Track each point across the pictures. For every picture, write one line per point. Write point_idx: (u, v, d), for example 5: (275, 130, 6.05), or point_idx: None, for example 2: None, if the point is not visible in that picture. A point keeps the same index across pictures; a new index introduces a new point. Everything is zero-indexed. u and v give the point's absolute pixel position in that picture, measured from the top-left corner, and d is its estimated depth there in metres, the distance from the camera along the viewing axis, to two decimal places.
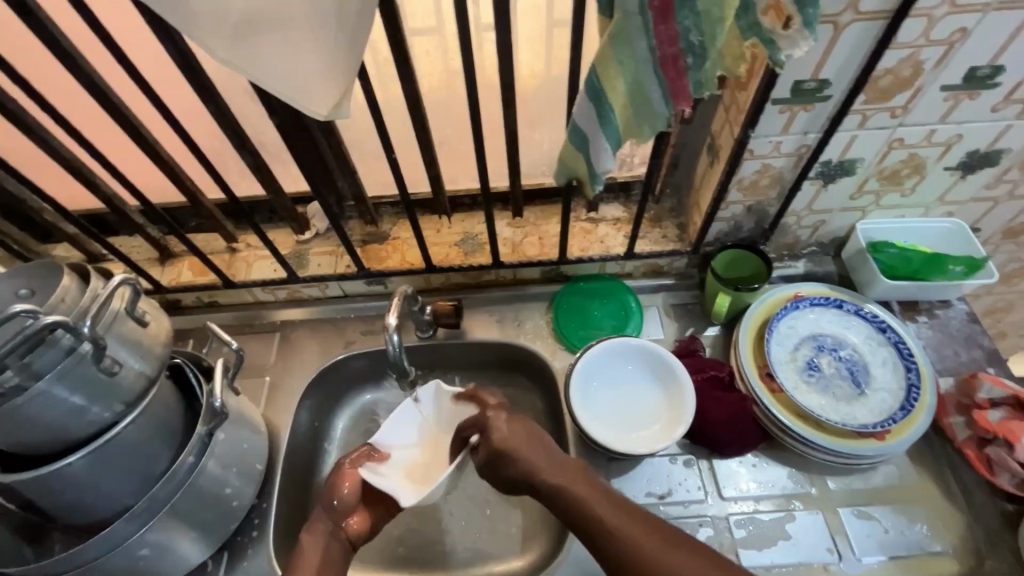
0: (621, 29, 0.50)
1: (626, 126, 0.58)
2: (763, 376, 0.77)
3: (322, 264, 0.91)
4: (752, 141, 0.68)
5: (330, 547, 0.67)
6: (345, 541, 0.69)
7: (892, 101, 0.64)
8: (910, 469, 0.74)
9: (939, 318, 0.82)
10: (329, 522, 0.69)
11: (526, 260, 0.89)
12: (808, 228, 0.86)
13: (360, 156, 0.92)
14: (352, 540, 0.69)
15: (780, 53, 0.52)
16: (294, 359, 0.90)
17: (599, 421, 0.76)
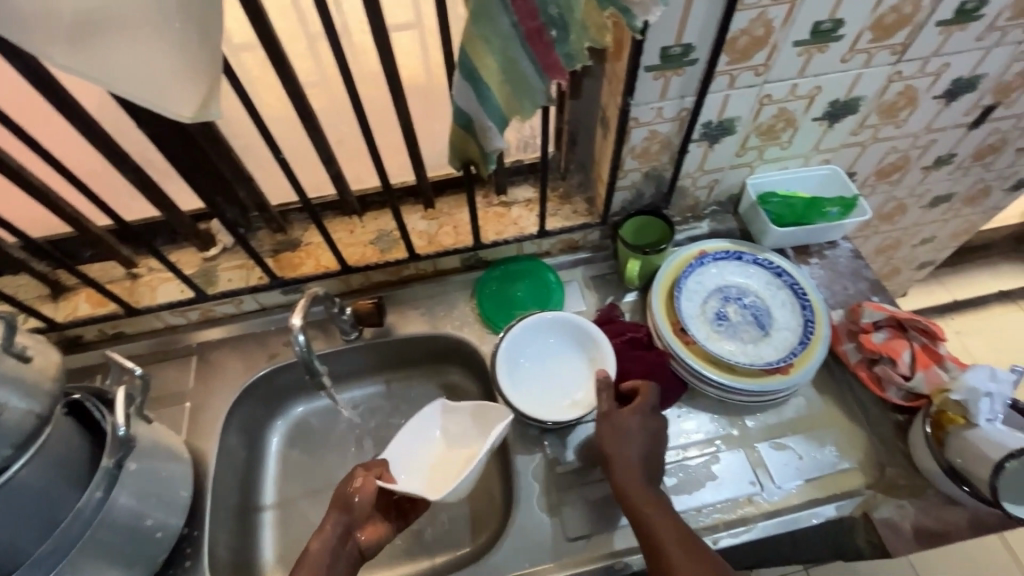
0: (481, 7, 0.51)
1: (507, 103, 0.60)
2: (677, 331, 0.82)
3: (232, 278, 0.88)
4: (635, 109, 0.72)
5: (341, 558, 0.66)
6: (356, 550, 0.68)
7: (753, 60, 0.70)
8: (815, 398, 0.80)
9: (828, 258, 0.89)
10: (339, 526, 0.67)
11: (443, 250, 0.89)
12: (704, 188, 0.91)
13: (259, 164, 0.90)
14: (363, 548, 0.69)
15: (637, 20, 0.55)
16: (215, 380, 0.87)
17: (521, 391, 0.79)
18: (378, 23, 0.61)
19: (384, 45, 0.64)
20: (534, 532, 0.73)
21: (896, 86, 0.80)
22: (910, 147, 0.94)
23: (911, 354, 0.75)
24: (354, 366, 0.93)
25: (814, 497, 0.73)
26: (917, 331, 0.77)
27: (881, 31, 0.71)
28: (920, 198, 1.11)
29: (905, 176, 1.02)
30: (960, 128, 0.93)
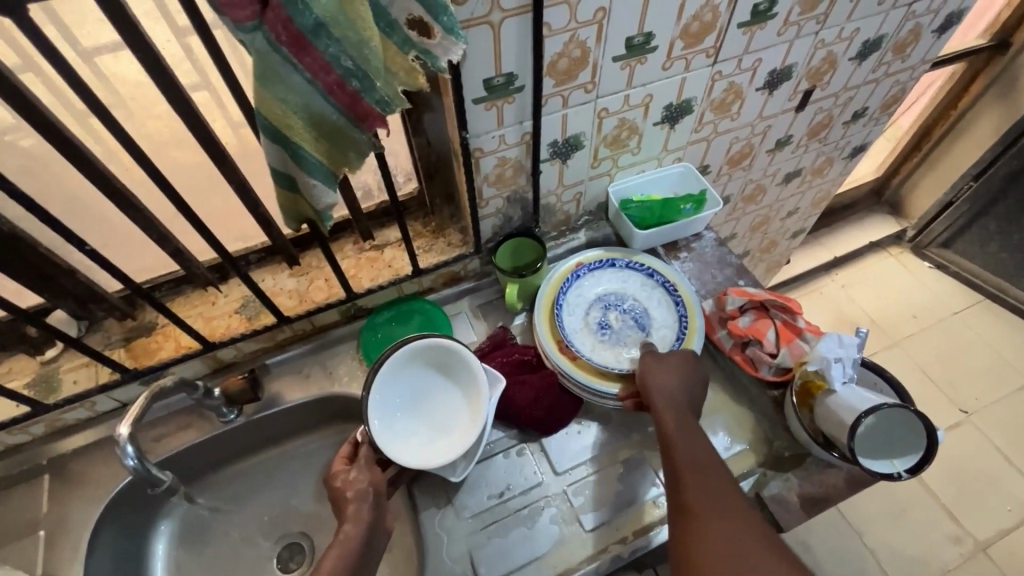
0: (265, 67, 0.49)
1: (327, 157, 0.57)
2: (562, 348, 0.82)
3: (78, 379, 0.79)
4: (475, 140, 0.72)
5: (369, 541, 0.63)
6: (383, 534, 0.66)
7: (578, 79, 0.71)
8: (702, 388, 0.83)
9: (695, 250, 0.94)
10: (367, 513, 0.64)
11: (315, 307, 0.85)
12: (571, 202, 0.93)
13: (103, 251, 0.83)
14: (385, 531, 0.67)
15: (440, 61, 0.54)
16: (73, 495, 0.77)
17: (393, 402, 0.74)
18: (172, 91, 0.57)
19: (187, 111, 0.60)
20: None
21: (720, 84, 0.85)
22: (750, 135, 1.01)
23: (775, 331, 0.79)
24: (245, 444, 0.87)
25: None
26: (777, 309, 0.82)
27: (691, 38, 0.75)
28: (774, 177, 1.19)
29: (754, 160, 1.09)
30: (789, 112, 1.00)
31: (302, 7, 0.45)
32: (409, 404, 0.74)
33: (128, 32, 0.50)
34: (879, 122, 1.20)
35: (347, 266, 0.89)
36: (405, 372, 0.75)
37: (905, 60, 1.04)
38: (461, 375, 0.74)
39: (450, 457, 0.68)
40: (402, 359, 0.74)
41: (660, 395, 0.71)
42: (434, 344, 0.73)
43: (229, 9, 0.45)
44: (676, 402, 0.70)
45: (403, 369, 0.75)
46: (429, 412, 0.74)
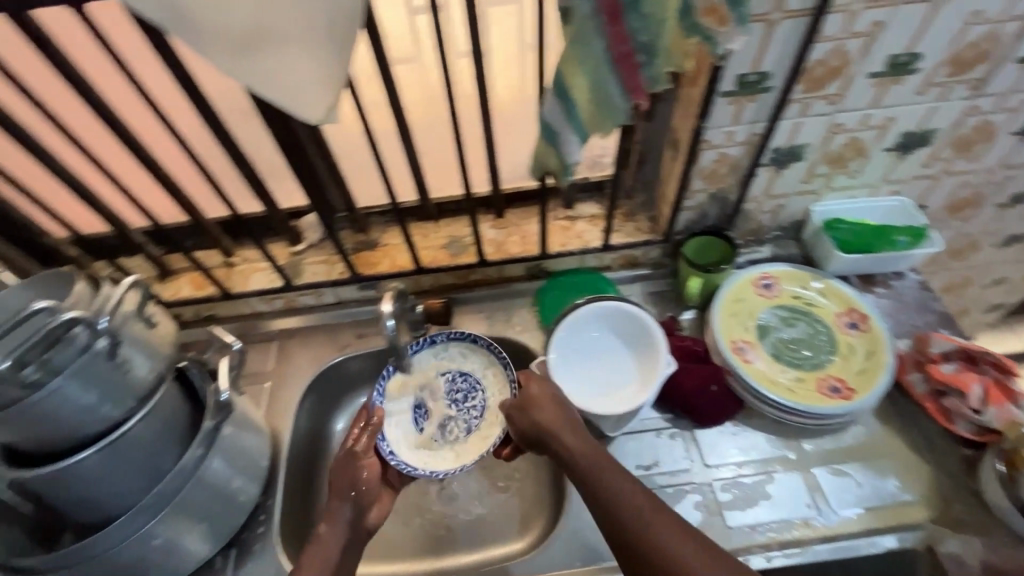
0: (578, 32, 0.57)
1: (590, 119, 0.64)
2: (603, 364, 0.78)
3: (316, 271, 0.95)
4: (707, 131, 0.75)
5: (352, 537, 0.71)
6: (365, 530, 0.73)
7: (826, 90, 0.72)
8: (876, 427, 0.79)
9: (894, 288, 0.89)
10: (349, 510, 0.71)
11: (509, 258, 0.94)
12: (768, 213, 0.93)
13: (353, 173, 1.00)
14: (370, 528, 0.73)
15: (719, 47, 0.60)
16: (291, 363, 0.94)
17: (576, 347, 0.80)
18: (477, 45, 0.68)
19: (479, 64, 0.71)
20: (583, 532, 0.75)
21: (972, 121, 0.80)
22: (983, 183, 0.93)
23: (983, 388, 0.74)
24: None
25: (874, 526, 0.72)
26: (989, 365, 0.76)
27: (960, 66, 0.72)
28: (993, 236, 1.08)
29: (977, 212, 1.00)
30: None
31: None
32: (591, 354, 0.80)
33: None
34: None
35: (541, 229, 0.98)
36: (598, 326, 0.81)
37: None
38: (647, 343, 0.78)
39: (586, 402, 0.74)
40: (599, 312, 0.80)
41: (539, 425, 0.68)
42: (630, 306, 0.79)
43: None
44: (554, 437, 0.67)
45: (596, 322, 0.81)
46: (605, 367, 0.79)
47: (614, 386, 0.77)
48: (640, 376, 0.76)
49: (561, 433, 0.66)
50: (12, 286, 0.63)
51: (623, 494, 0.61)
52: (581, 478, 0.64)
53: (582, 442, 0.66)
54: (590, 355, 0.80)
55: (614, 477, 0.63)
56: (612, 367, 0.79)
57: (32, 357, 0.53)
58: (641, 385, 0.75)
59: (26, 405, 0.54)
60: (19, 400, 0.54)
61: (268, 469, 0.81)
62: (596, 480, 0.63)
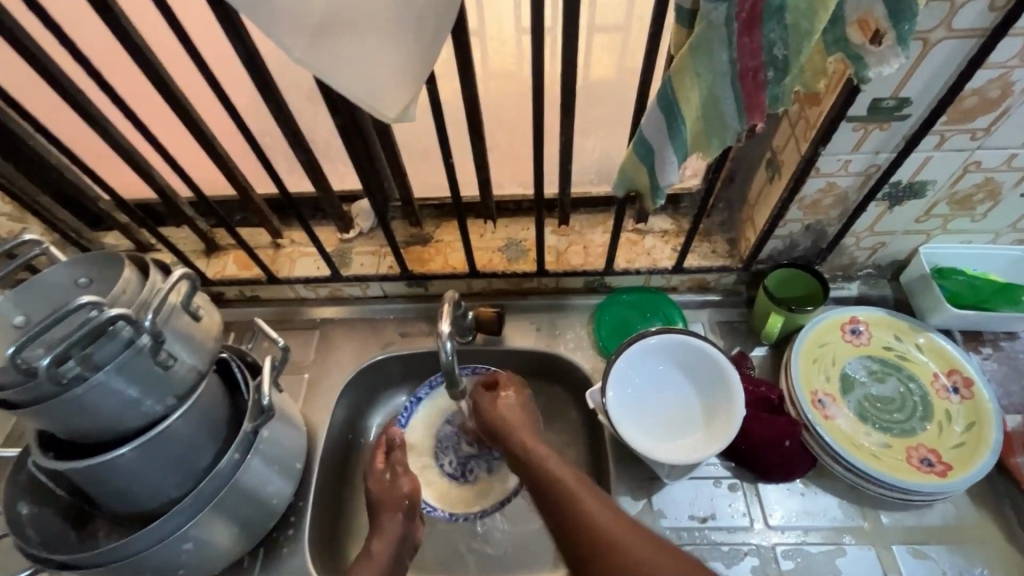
0: (704, 39, 0.48)
1: (694, 138, 0.56)
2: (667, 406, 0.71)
3: (364, 263, 0.90)
4: (820, 159, 0.66)
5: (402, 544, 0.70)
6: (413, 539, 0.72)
7: (973, 123, 0.62)
8: (969, 508, 0.71)
9: (1005, 351, 0.78)
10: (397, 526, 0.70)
11: (570, 270, 0.87)
12: (866, 250, 0.82)
13: (411, 160, 0.93)
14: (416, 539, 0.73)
15: (867, 70, 0.50)
16: (332, 355, 0.91)
17: (639, 382, 0.73)
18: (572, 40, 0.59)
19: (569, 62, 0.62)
20: None
21: None
22: None
23: None
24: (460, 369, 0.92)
25: None
26: None
27: None
28: None
29: None
30: None
31: None
32: (654, 391, 0.73)
33: None
34: None
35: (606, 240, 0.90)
36: (667, 361, 0.74)
37: None
38: (720, 386, 0.71)
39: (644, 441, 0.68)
40: (670, 347, 0.73)
41: (514, 441, 0.71)
42: (707, 345, 0.71)
43: None
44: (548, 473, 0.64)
45: (664, 356, 0.74)
46: (670, 407, 0.72)
47: (677, 430, 0.70)
48: (707, 425, 0.69)
49: (533, 451, 0.69)
50: (61, 262, 0.61)
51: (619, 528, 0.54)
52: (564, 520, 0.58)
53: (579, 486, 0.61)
54: (652, 392, 0.73)
55: (603, 510, 0.56)
56: (676, 408, 0.72)
57: (74, 351, 0.51)
58: (708, 435, 0.68)
59: (67, 399, 0.52)
60: (60, 394, 0.51)
61: (302, 469, 0.78)
62: (578, 516, 0.57)
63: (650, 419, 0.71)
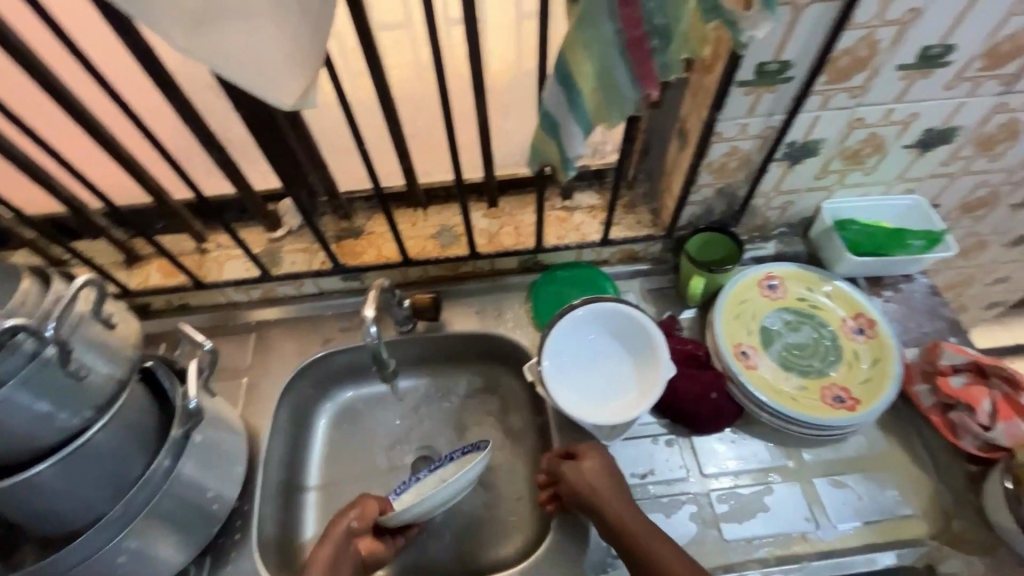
0: (587, 12, 0.50)
1: (595, 110, 0.58)
2: (599, 377, 0.75)
3: (296, 261, 0.89)
4: (719, 124, 0.70)
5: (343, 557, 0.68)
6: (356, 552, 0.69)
7: (851, 81, 0.67)
8: (879, 438, 0.77)
9: (903, 292, 0.86)
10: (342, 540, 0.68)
11: (503, 251, 0.89)
12: (776, 209, 0.88)
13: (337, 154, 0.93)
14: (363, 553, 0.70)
15: (743, 34, 0.53)
16: (272, 356, 0.89)
17: (573, 351, 0.76)
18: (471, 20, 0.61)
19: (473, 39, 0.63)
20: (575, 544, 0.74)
21: (998, 118, 0.76)
22: (1001, 182, 0.89)
23: (992, 403, 0.71)
24: (404, 357, 0.93)
25: (875, 541, 0.70)
26: (1000, 379, 0.72)
27: (994, 60, 0.66)
28: (1000, 235, 1.05)
29: (990, 212, 0.97)
30: None
31: None
32: (588, 357, 0.76)
33: None
34: None
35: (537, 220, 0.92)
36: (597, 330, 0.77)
37: None
38: (647, 348, 0.74)
39: (578, 409, 0.70)
40: (599, 317, 0.76)
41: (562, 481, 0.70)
42: (631, 311, 0.74)
43: None
44: (602, 499, 0.67)
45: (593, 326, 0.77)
46: (604, 372, 0.75)
47: (613, 392, 0.73)
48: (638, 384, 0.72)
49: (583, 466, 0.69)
50: None
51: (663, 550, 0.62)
52: (621, 537, 0.65)
53: (631, 513, 0.66)
54: (587, 359, 0.76)
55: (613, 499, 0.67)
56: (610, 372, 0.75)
57: None
58: (640, 394, 0.71)
59: None
60: None
61: (245, 471, 0.77)
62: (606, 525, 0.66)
63: (586, 390, 0.74)
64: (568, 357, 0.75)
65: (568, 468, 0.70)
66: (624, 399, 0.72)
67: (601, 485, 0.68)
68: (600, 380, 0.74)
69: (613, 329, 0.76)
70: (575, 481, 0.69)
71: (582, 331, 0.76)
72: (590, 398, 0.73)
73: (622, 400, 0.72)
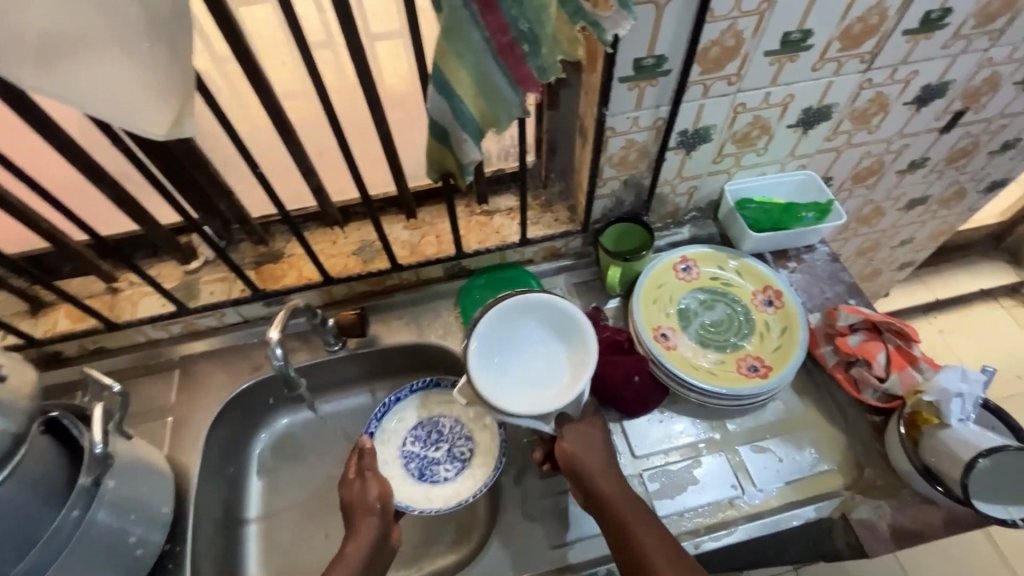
0: (452, 23, 0.52)
1: (481, 116, 0.60)
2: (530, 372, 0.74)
3: (214, 291, 0.87)
4: (610, 119, 0.73)
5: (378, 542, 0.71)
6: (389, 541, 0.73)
7: (725, 70, 0.71)
8: (795, 402, 0.81)
9: (806, 262, 0.91)
10: (373, 529, 0.71)
11: (425, 260, 0.90)
12: (683, 195, 0.92)
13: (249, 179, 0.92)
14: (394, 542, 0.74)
15: (607, 34, 0.56)
16: (198, 392, 0.87)
17: (504, 343, 0.75)
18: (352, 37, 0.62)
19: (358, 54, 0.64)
20: (516, 540, 0.75)
21: (867, 93, 0.82)
22: (883, 152, 0.96)
23: (886, 355, 0.76)
24: (339, 376, 0.93)
25: (795, 499, 0.74)
26: (892, 333, 0.78)
27: (850, 41, 0.72)
28: (895, 201, 1.13)
29: (880, 180, 1.04)
30: (931, 133, 0.95)
31: None
32: (519, 348, 0.75)
33: None
34: None
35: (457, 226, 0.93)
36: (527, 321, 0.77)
37: None
38: (573, 333, 0.75)
39: (515, 407, 0.69)
40: (526, 307, 0.76)
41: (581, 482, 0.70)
42: (558, 299, 0.76)
43: None
44: (590, 473, 0.69)
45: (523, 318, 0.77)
46: (536, 362, 0.75)
47: (547, 380, 0.73)
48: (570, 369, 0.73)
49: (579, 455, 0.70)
50: None
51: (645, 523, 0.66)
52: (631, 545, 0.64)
53: (642, 511, 0.66)
54: (519, 350, 0.75)
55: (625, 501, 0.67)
56: (542, 361, 0.75)
57: None
58: (573, 377, 0.72)
59: None
60: None
61: (173, 511, 0.75)
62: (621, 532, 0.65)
63: (520, 386, 0.72)
64: (497, 357, 0.74)
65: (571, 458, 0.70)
66: (560, 388, 0.72)
67: (591, 461, 0.70)
68: (534, 373, 0.74)
69: (538, 321, 0.77)
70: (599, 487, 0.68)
71: (507, 328, 0.76)
72: (525, 393, 0.72)
73: (558, 389, 0.72)
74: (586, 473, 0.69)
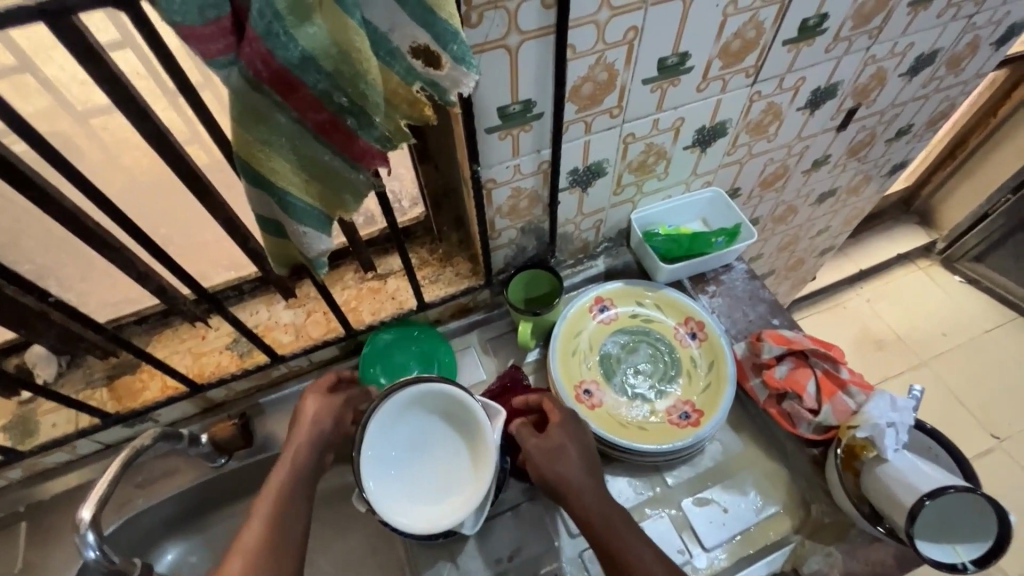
0: (243, 107, 0.41)
1: (320, 201, 0.50)
2: (434, 471, 0.66)
3: (57, 422, 0.73)
4: (488, 171, 0.65)
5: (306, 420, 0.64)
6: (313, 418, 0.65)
7: (604, 104, 0.64)
8: (732, 440, 0.76)
9: (725, 284, 0.86)
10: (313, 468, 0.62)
11: (312, 344, 0.79)
12: (590, 230, 0.85)
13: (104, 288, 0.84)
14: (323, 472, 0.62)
15: (449, 93, 0.47)
16: (52, 547, 0.72)
17: (400, 434, 0.67)
18: (146, 125, 0.50)
19: (160, 142, 0.53)
20: None
21: (758, 105, 0.77)
22: (785, 156, 0.93)
23: (816, 383, 0.71)
24: (233, 491, 0.80)
25: (744, 555, 0.68)
26: (818, 357, 0.73)
27: (731, 58, 0.66)
28: (806, 197, 1.11)
29: (788, 181, 1.01)
30: (829, 132, 0.92)
31: (286, 39, 0.38)
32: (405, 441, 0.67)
33: (92, 65, 0.44)
34: (922, 138, 1.11)
35: (347, 298, 0.83)
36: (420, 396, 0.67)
37: (958, 75, 0.94)
38: (477, 425, 0.67)
39: (415, 526, 0.62)
40: (421, 391, 0.67)
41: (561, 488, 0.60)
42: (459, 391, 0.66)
43: (197, 42, 0.37)
44: (573, 490, 0.60)
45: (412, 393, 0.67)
46: (434, 455, 0.67)
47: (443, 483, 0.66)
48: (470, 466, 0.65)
49: (576, 459, 0.62)
50: None
51: (640, 555, 0.55)
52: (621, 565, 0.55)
53: (630, 527, 0.58)
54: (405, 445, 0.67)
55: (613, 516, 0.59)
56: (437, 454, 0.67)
57: None
58: (478, 478, 0.65)
59: None
60: None
61: None
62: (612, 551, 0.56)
63: (423, 491, 0.65)
64: (393, 460, 0.66)
65: (550, 463, 0.61)
66: (465, 490, 0.65)
67: (579, 477, 0.61)
68: (438, 472, 0.66)
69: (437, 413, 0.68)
70: (590, 496, 0.60)
71: (404, 424, 0.67)
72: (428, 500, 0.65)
73: (463, 491, 0.65)
74: (572, 481, 0.60)
